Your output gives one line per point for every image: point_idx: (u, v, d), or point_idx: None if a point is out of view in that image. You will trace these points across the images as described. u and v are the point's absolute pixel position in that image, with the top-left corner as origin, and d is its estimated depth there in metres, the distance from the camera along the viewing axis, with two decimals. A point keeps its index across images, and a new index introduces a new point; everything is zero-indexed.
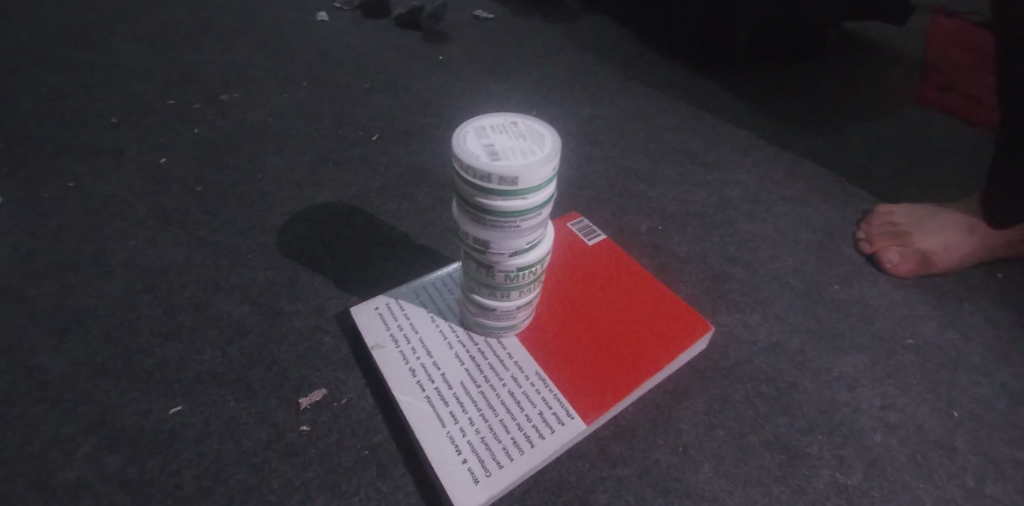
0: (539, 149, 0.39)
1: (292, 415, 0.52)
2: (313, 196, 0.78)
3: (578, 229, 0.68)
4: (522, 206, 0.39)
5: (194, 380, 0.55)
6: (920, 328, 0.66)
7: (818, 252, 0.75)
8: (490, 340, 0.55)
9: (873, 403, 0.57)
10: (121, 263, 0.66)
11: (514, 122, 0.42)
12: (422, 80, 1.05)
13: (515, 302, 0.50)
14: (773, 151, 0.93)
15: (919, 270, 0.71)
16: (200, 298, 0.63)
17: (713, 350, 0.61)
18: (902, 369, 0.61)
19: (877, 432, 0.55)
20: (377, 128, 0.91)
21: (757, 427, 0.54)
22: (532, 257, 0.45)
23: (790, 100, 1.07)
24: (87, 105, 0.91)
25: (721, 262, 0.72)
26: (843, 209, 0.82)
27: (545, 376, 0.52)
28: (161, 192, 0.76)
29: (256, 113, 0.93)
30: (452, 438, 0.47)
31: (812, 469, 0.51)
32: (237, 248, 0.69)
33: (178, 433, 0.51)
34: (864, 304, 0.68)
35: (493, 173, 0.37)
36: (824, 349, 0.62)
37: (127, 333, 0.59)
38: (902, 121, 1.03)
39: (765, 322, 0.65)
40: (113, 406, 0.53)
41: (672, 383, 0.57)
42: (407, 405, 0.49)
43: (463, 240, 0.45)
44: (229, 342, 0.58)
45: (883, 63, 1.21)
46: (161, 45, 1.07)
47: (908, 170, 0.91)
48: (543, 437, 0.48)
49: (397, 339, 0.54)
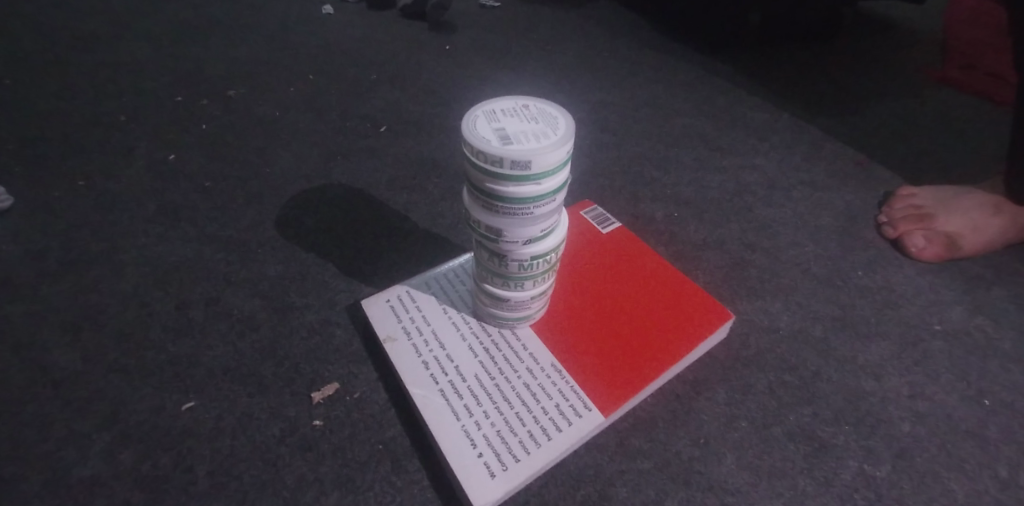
0: (552, 132, 0.38)
1: (304, 410, 0.52)
2: (322, 189, 0.77)
3: (592, 217, 0.66)
4: (535, 192, 0.38)
5: (206, 376, 0.54)
6: (948, 314, 0.64)
7: (840, 237, 0.73)
8: (504, 331, 0.54)
9: (900, 392, 0.56)
10: (132, 259, 0.66)
11: (525, 105, 0.41)
12: (428, 71, 1.03)
13: (529, 292, 0.48)
14: (790, 135, 0.90)
15: (945, 253, 0.69)
16: (211, 293, 0.62)
17: (734, 339, 0.59)
18: (929, 357, 0.59)
19: (906, 422, 0.53)
20: (385, 120, 0.90)
21: (781, 418, 0.52)
22: (546, 245, 0.43)
23: (808, 83, 1.04)
24: (96, 103, 0.90)
25: (739, 249, 0.70)
26: (865, 193, 0.80)
27: (561, 367, 0.51)
28: (171, 188, 0.76)
29: (264, 107, 0.92)
30: (467, 432, 0.46)
31: (839, 460, 0.50)
32: (246, 243, 0.69)
33: (191, 429, 0.50)
34: (888, 290, 0.66)
35: (505, 157, 0.36)
36: (849, 337, 0.60)
37: (139, 330, 0.59)
38: (924, 102, 0.99)
39: (786, 309, 0.63)
40: (127, 402, 0.53)
41: (692, 373, 0.55)
42: (420, 399, 0.48)
43: (475, 229, 0.43)
44: (240, 337, 0.58)
45: (903, 43, 1.17)
46: (168, 42, 1.07)
47: (931, 152, 0.88)
48: (560, 430, 0.46)
49: (410, 332, 0.53)
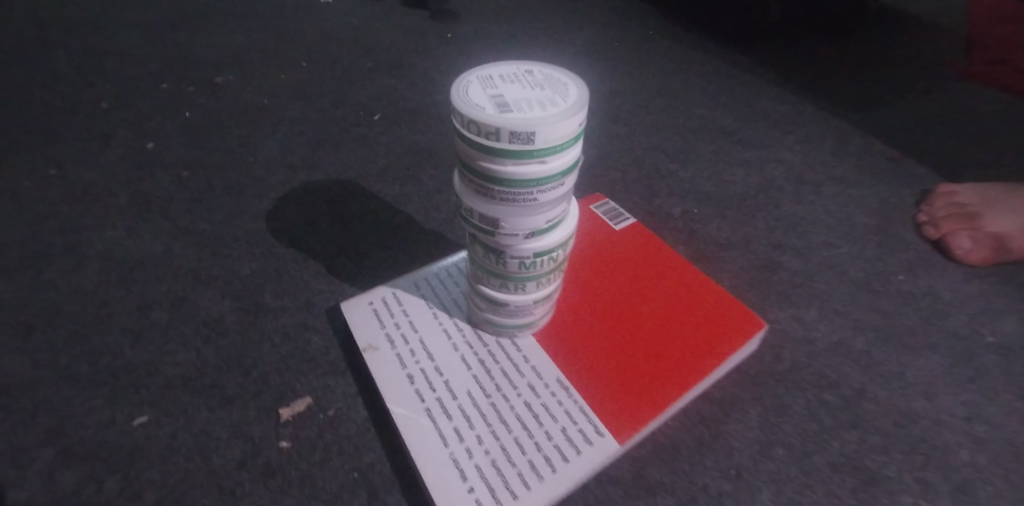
0: (560, 99, 0.31)
1: (270, 428, 0.45)
2: (308, 181, 0.70)
3: (603, 212, 0.59)
4: (539, 172, 0.31)
5: (163, 387, 0.48)
6: (1001, 323, 0.57)
7: (877, 238, 0.66)
8: (503, 341, 0.47)
9: (954, 414, 0.49)
10: (96, 254, 0.60)
11: (529, 70, 0.34)
12: (428, 59, 0.97)
13: (531, 296, 0.42)
14: (817, 127, 0.83)
15: (993, 257, 0.62)
16: (178, 292, 0.56)
17: (765, 352, 0.52)
18: (984, 372, 0.52)
19: (964, 449, 0.46)
20: (379, 108, 0.84)
21: (822, 444, 0.45)
22: (551, 239, 0.37)
23: (834, 74, 0.97)
24: (75, 89, 0.84)
25: (767, 250, 0.63)
26: (901, 190, 0.73)
27: (568, 384, 0.44)
28: (146, 178, 0.70)
29: (252, 94, 0.86)
30: (456, 461, 0.39)
31: (890, 494, 0.43)
32: (221, 237, 0.62)
33: (141, 448, 0.44)
34: (933, 297, 0.59)
35: (502, 127, 0.29)
36: (894, 350, 0.53)
37: (95, 332, 0.52)
38: (959, 94, 0.92)
39: (822, 318, 0.56)
40: (72, 415, 0.46)
41: (719, 392, 0.48)
42: (403, 420, 0.42)
43: (468, 220, 0.37)
44: (205, 343, 0.51)
45: (932, 33, 1.10)
46: (156, 27, 1.01)
47: (970, 147, 0.81)
48: (566, 460, 0.40)
49: (394, 340, 0.47)
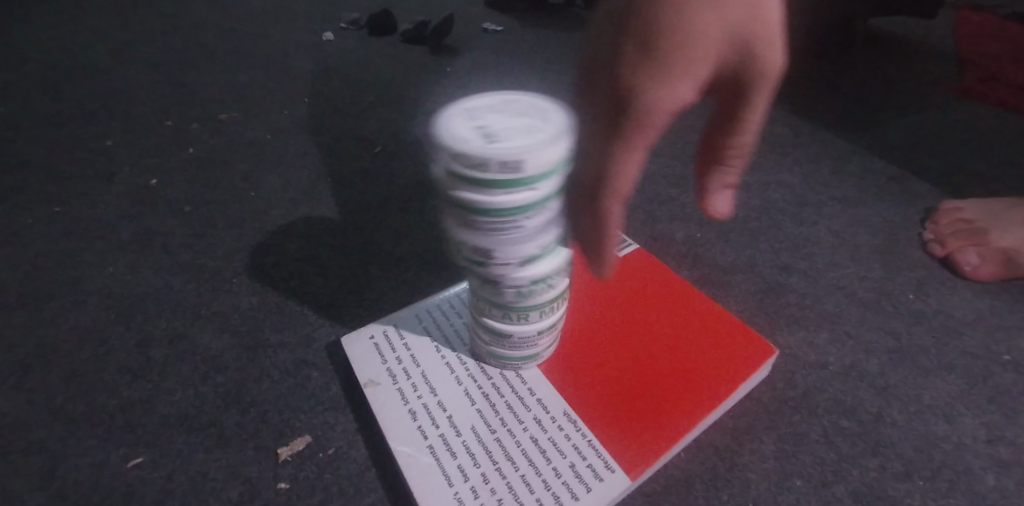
0: (547, 127, 0.31)
1: (268, 469, 0.44)
2: (309, 214, 0.70)
3: None
4: (530, 199, 0.31)
5: (160, 425, 0.47)
6: (1017, 341, 0.55)
7: (884, 257, 0.65)
8: (507, 374, 0.46)
9: (976, 437, 0.47)
10: (96, 290, 0.59)
11: (514, 100, 0.34)
12: (428, 93, 0.98)
13: (534, 326, 0.41)
14: (816, 148, 0.83)
15: (1003, 273, 0.61)
16: (177, 328, 0.55)
17: (777, 378, 0.51)
18: (1004, 392, 0.51)
19: (990, 474, 0.44)
20: (380, 141, 0.85)
21: (841, 473, 0.44)
22: (548, 266, 0.36)
23: (830, 95, 0.98)
24: (81, 127, 0.85)
25: (773, 272, 0.62)
26: (904, 208, 0.72)
27: (576, 417, 0.43)
28: (148, 214, 0.70)
29: (255, 130, 0.86)
30: (461, 500, 0.38)
31: None
32: (222, 272, 0.62)
33: (135, 490, 0.43)
34: (945, 316, 0.58)
35: (489, 157, 0.29)
36: (909, 372, 0.52)
37: (92, 370, 0.51)
38: (955, 111, 0.93)
39: (833, 341, 0.54)
40: (66, 457, 0.45)
41: (732, 421, 0.47)
42: (405, 458, 0.40)
43: (461, 251, 0.36)
44: (204, 380, 0.50)
45: (924, 54, 1.11)
46: (162, 66, 1.02)
47: (970, 164, 0.81)
48: (576, 498, 0.38)
49: (395, 375, 0.46)
